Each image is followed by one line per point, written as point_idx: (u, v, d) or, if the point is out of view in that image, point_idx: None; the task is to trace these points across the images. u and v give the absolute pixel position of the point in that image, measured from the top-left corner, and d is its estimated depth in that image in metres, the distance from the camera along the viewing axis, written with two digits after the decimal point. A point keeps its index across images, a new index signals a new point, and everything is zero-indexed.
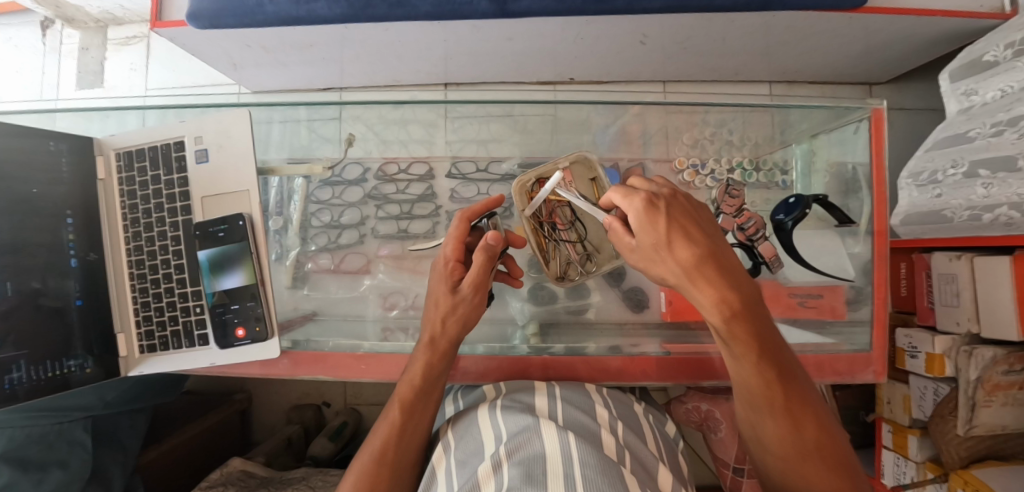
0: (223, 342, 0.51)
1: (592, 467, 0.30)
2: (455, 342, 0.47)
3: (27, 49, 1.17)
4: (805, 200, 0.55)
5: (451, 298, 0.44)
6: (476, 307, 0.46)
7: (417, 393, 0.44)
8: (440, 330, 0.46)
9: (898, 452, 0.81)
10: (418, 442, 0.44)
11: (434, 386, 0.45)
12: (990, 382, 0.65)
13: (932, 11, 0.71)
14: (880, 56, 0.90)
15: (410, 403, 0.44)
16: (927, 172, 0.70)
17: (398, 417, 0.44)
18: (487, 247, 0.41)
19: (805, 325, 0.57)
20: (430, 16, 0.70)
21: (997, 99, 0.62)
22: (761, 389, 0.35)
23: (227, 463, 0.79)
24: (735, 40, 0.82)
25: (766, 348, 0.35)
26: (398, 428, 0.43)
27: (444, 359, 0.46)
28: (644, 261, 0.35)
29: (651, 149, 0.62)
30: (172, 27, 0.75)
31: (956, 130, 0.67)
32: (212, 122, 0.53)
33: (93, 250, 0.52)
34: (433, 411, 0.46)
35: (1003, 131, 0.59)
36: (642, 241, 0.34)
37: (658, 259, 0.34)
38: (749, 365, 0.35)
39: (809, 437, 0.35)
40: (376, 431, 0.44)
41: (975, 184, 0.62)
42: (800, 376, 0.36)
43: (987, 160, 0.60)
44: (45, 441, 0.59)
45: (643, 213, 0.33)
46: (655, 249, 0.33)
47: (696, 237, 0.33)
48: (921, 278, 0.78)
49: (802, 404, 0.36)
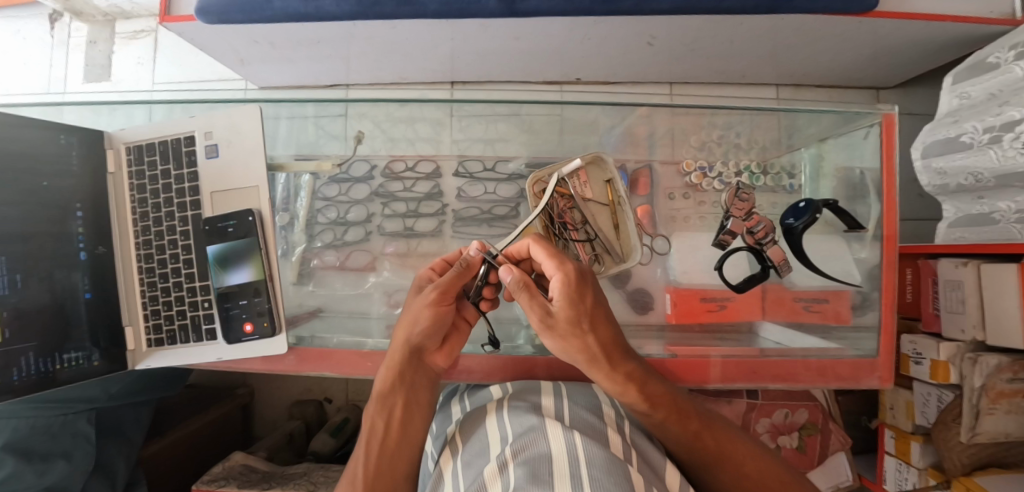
0: (230, 337, 0.51)
1: (598, 468, 0.30)
2: (404, 352, 0.47)
3: (35, 41, 1.17)
4: (815, 205, 0.54)
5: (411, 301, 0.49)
6: (433, 312, 0.46)
7: (378, 406, 0.48)
8: (395, 339, 0.48)
9: (901, 458, 0.81)
10: (393, 453, 0.48)
11: (393, 399, 0.48)
12: (993, 389, 0.66)
13: (941, 16, 0.71)
14: (888, 60, 0.89)
15: (373, 416, 0.49)
16: (950, 182, 0.72)
17: (367, 428, 0.49)
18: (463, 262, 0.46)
19: (809, 330, 0.57)
20: (438, 14, 0.70)
21: (987, 102, 0.66)
22: (669, 424, 0.44)
23: (229, 457, 0.80)
24: (743, 43, 0.82)
25: (658, 396, 0.43)
26: (367, 438, 0.48)
27: (391, 370, 0.47)
28: (559, 336, 0.41)
29: (657, 151, 0.62)
30: (180, 22, 0.75)
31: (946, 134, 0.71)
32: (223, 118, 0.53)
33: (102, 243, 0.52)
34: (400, 424, 0.49)
35: (1000, 137, 0.62)
36: (557, 319, 0.40)
37: (570, 333, 0.40)
38: (656, 410, 0.43)
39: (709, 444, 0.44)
40: (359, 442, 0.50)
41: (1013, 190, 0.63)
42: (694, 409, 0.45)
43: (1009, 170, 0.61)
44: (52, 430, 0.59)
45: (562, 291, 0.39)
46: (571, 326, 0.40)
47: (597, 306, 0.41)
48: (927, 284, 0.77)
49: (700, 426, 0.45)
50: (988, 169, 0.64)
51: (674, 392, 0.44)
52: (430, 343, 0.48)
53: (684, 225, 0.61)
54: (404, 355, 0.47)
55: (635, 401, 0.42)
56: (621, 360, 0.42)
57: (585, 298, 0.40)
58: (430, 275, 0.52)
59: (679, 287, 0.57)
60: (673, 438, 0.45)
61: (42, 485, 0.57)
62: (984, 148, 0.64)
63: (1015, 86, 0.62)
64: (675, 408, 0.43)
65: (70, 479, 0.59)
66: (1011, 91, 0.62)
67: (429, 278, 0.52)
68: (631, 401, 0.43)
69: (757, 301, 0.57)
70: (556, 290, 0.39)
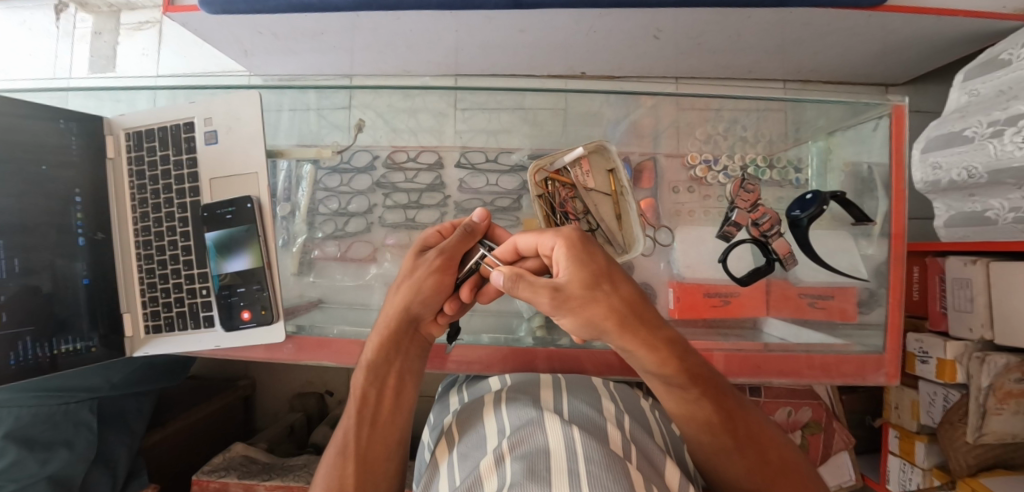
0: (228, 323, 0.51)
1: (596, 463, 0.29)
2: (404, 317, 0.44)
3: (40, 31, 1.17)
4: (822, 196, 0.53)
5: (412, 262, 0.45)
6: (436, 275, 0.44)
7: (368, 377, 0.44)
8: (393, 301, 0.45)
9: (905, 458, 0.80)
10: (385, 431, 0.44)
11: (385, 370, 0.45)
12: (1001, 390, 0.64)
13: (953, 11, 0.70)
14: (898, 56, 0.88)
15: (360, 389, 0.44)
16: (942, 178, 0.71)
17: (353, 405, 0.44)
18: (466, 225, 0.43)
19: (814, 326, 0.56)
20: (442, 5, 0.70)
21: (994, 96, 0.64)
22: (701, 406, 0.39)
23: (230, 448, 0.80)
24: (750, 37, 0.81)
25: (696, 374, 0.38)
26: (352, 414, 0.44)
27: (386, 338, 0.44)
28: (576, 309, 0.32)
29: (661, 144, 0.61)
30: (183, 12, 0.75)
31: (950, 129, 0.70)
32: (222, 104, 0.53)
33: (101, 230, 0.52)
34: (388, 401, 0.45)
35: (1003, 131, 0.60)
36: (568, 287, 0.32)
37: (589, 300, 0.32)
38: (691, 388, 0.38)
39: (741, 433, 0.40)
40: (340, 424, 0.45)
41: (1006, 187, 0.62)
42: (729, 391, 0.41)
43: (1004, 166, 0.60)
44: (54, 419, 0.59)
45: (570, 254, 0.34)
46: (586, 292, 0.32)
47: (611, 263, 0.34)
48: (935, 282, 0.76)
49: (736, 411, 0.40)
50: (982, 163, 0.64)
51: (708, 369, 0.40)
52: (430, 313, 0.45)
53: (688, 218, 0.60)
54: (404, 322, 0.44)
55: (671, 374, 0.37)
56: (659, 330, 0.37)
57: (593, 255, 0.34)
58: (435, 236, 0.48)
59: (683, 281, 0.56)
60: (696, 423, 0.40)
61: (45, 474, 0.57)
62: (984, 142, 0.63)
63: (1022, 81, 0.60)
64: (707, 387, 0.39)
65: (72, 467, 0.59)
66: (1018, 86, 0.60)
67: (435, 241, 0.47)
68: (666, 374, 0.37)
69: (761, 295, 0.56)
70: (563, 257, 0.34)
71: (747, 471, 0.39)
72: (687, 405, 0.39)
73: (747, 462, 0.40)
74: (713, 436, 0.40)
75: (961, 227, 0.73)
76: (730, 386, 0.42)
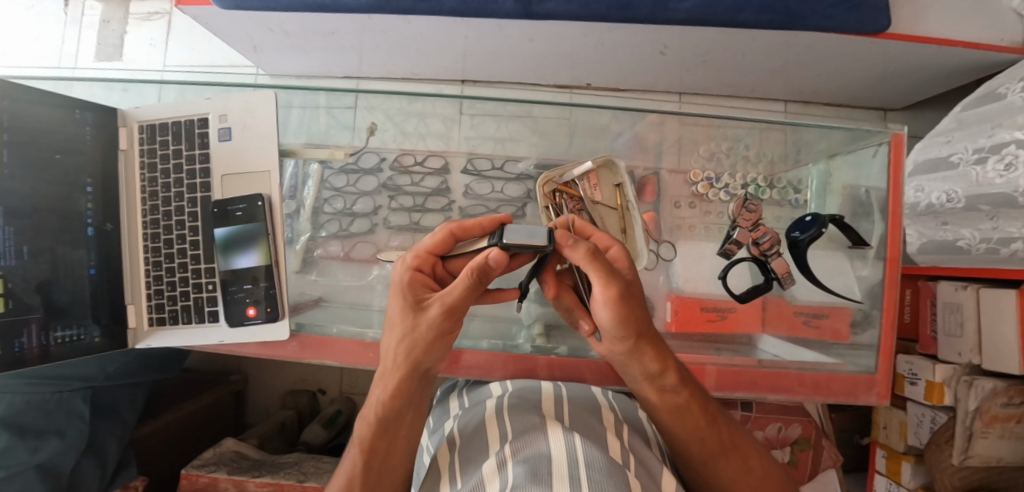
0: (233, 320, 0.51)
1: (597, 469, 0.30)
2: (413, 373, 0.38)
3: (48, 17, 1.17)
4: (821, 219, 0.54)
5: (409, 322, 0.35)
6: (448, 331, 0.35)
7: (377, 432, 0.40)
8: (395, 360, 0.37)
9: (892, 478, 0.81)
10: (393, 472, 0.43)
11: (396, 423, 0.41)
12: (988, 413, 0.66)
13: (953, 42, 0.72)
14: (897, 83, 0.90)
15: (371, 443, 0.40)
16: (922, 200, 0.74)
17: (359, 456, 0.41)
18: (477, 265, 0.30)
19: (808, 344, 0.57)
20: (454, 11, 0.71)
21: (979, 123, 0.66)
22: (692, 411, 0.41)
23: (220, 444, 0.79)
24: (755, 58, 0.83)
25: (686, 376, 0.41)
26: (360, 467, 0.40)
27: (397, 396, 0.39)
28: (629, 304, 0.33)
29: (664, 159, 0.62)
30: (196, 5, 0.75)
31: (936, 154, 0.72)
32: (238, 100, 0.53)
33: (109, 221, 0.52)
34: (400, 446, 0.42)
35: (986, 158, 0.63)
36: (629, 287, 0.34)
37: (638, 308, 0.34)
38: (683, 389, 0.41)
39: (728, 445, 0.41)
40: (342, 467, 0.42)
41: (976, 217, 0.65)
42: (714, 403, 0.44)
43: (983, 191, 0.63)
44: (47, 407, 0.59)
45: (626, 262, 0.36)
46: (637, 297, 0.34)
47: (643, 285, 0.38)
48: (926, 305, 0.78)
49: (724, 421, 0.43)
50: (963, 188, 0.66)
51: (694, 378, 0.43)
52: (440, 360, 0.39)
53: (689, 233, 0.61)
54: (413, 375, 0.38)
55: (668, 379, 0.40)
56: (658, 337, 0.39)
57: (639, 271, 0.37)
58: (414, 281, 0.36)
59: (682, 294, 0.57)
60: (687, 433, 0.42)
61: (35, 462, 0.56)
62: (968, 168, 0.65)
63: (1006, 109, 0.62)
64: (696, 392, 0.42)
65: (61, 456, 0.58)
66: (1000, 114, 0.63)
67: (419, 283, 0.36)
68: (665, 379, 0.40)
69: (759, 312, 0.57)
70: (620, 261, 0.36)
71: (735, 479, 0.40)
72: (680, 413, 0.41)
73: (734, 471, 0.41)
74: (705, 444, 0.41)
75: (934, 254, 0.76)
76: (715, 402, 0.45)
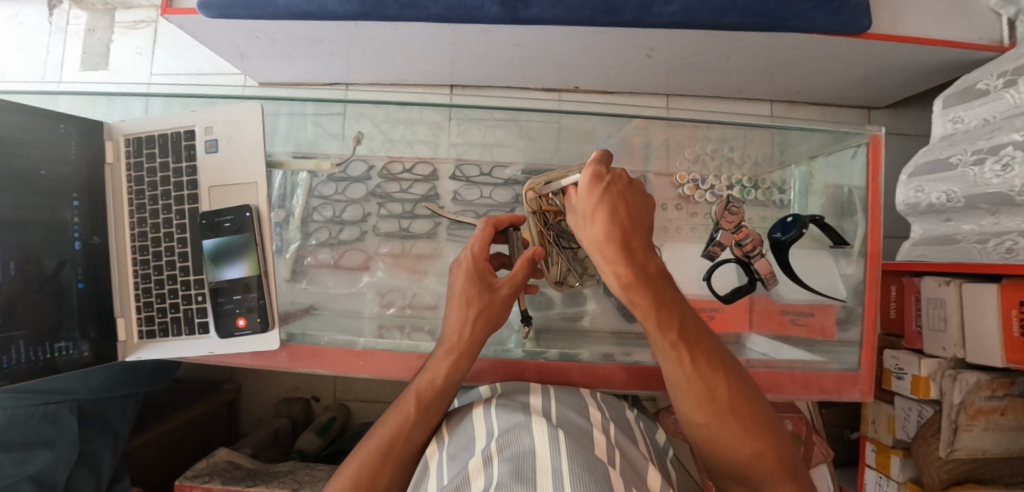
0: (223, 331, 0.51)
1: (579, 464, 0.30)
2: (477, 343, 0.45)
3: (31, 26, 1.16)
4: (802, 220, 0.54)
5: (484, 299, 0.44)
6: (506, 309, 0.45)
7: (436, 390, 0.43)
8: (462, 329, 0.44)
9: (881, 471, 0.82)
10: (427, 435, 0.44)
11: (453, 385, 0.44)
12: (972, 406, 0.67)
13: (932, 41, 0.73)
14: (879, 82, 0.92)
15: (427, 401, 0.43)
16: (922, 200, 0.75)
17: (411, 412, 0.43)
18: (527, 258, 0.44)
19: (795, 342, 0.58)
20: (441, 18, 0.71)
21: (980, 127, 0.68)
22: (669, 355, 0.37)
23: (213, 454, 0.78)
24: (738, 60, 0.85)
25: (666, 313, 0.37)
26: (411, 422, 0.42)
27: (460, 358, 0.44)
28: (579, 225, 0.39)
29: (651, 162, 0.63)
30: (182, 14, 0.75)
31: (938, 155, 0.73)
32: (224, 113, 0.53)
33: (96, 234, 0.51)
34: (446, 409, 0.45)
35: (984, 159, 0.64)
36: (578, 207, 0.39)
37: (594, 223, 0.38)
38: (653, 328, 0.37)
39: (716, 403, 0.36)
40: (385, 422, 0.43)
41: (980, 214, 0.66)
42: (717, 361, 0.37)
43: (980, 191, 0.64)
44: (32, 422, 0.57)
45: (584, 184, 0.38)
46: (585, 216, 0.38)
47: (619, 203, 0.38)
48: (911, 301, 0.79)
49: (716, 380, 0.37)
50: (962, 188, 0.67)
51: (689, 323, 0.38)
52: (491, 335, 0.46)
53: (676, 235, 0.62)
54: (475, 344, 0.44)
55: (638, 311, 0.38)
56: (637, 259, 0.38)
57: (617, 191, 0.39)
58: (480, 264, 0.45)
59: None
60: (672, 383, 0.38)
61: (25, 474, 0.56)
62: (966, 169, 0.66)
63: (1007, 114, 0.63)
64: (694, 338, 0.38)
65: (53, 468, 0.58)
66: (1003, 119, 0.63)
67: (484, 270, 0.45)
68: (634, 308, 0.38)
69: (745, 312, 0.59)
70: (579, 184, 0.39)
71: (708, 436, 0.37)
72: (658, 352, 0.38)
73: (719, 433, 0.36)
74: (697, 408, 0.37)
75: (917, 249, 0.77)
76: (726, 364, 0.38)
